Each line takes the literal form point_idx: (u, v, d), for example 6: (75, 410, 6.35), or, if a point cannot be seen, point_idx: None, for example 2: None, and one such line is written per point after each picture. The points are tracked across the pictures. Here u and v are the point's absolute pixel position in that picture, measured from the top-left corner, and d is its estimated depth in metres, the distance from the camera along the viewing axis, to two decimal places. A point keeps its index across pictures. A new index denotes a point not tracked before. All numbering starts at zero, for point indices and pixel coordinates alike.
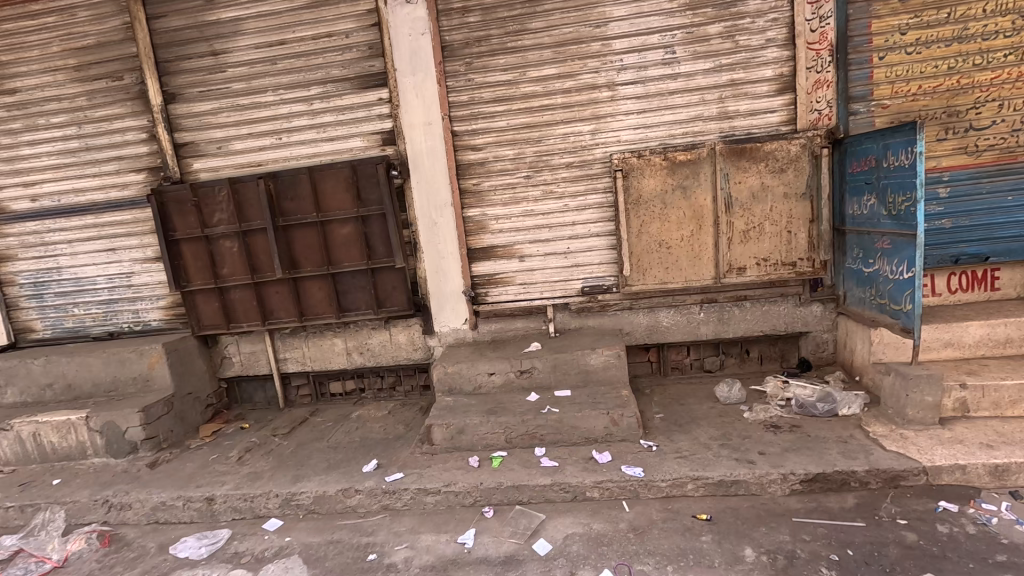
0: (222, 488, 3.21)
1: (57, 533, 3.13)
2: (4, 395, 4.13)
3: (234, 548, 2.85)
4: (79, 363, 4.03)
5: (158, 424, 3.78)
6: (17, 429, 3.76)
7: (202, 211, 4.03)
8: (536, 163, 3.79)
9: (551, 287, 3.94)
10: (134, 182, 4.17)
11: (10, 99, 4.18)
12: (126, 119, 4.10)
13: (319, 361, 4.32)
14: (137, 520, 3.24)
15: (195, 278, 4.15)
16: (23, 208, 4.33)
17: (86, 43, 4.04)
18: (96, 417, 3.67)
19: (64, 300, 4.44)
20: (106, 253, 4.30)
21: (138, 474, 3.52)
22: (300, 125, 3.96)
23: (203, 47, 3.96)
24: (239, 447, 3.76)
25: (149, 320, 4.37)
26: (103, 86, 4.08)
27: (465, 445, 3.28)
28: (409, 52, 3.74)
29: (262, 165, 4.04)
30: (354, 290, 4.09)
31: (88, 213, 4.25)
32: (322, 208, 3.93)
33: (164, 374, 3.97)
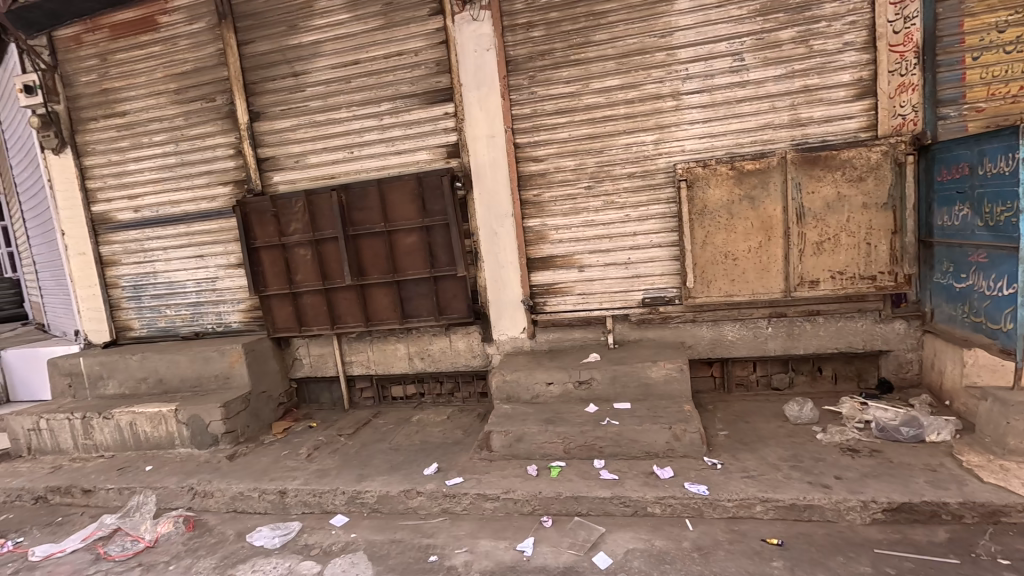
0: (293, 483, 3.39)
1: (149, 516, 3.42)
2: (106, 386, 4.56)
3: (305, 541, 3.00)
4: (169, 360, 4.39)
5: (236, 419, 4.05)
6: (117, 418, 4.14)
7: (280, 220, 4.31)
8: (598, 173, 3.79)
9: (611, 297, 3.91)
10: (221, 194, 4.53)
11: (121, 121, 4.67)
12: (216, 136, 4.47)
13: (383, 365, 4.49)
14: (217, 508, 3.47)
15: (272, 283, 4.44)
16: (127, 218, 4.80)
17: (185, 69, 4.45)
18: (184, 411, 3.98)
19: (158, 302, 4.86)
20: (195, 260, 4.68)
21: (218, 465, 3.78)
22: (370, 139, 4.17)
23: (285, 69, 4.26)
24: (308, 445, 3.96)
25: (230, 321, 4.71)
26: (197, 107, 4.47)
27: (523, 453, 3.30)
28: (475, 68, 3.87)
29: (335, 178, 4.28)
30: (417, 297, 4.22)
31: (181, 222, 4.65)
32: (389, 218, 4.11)
33: (243, 373, 4.26)
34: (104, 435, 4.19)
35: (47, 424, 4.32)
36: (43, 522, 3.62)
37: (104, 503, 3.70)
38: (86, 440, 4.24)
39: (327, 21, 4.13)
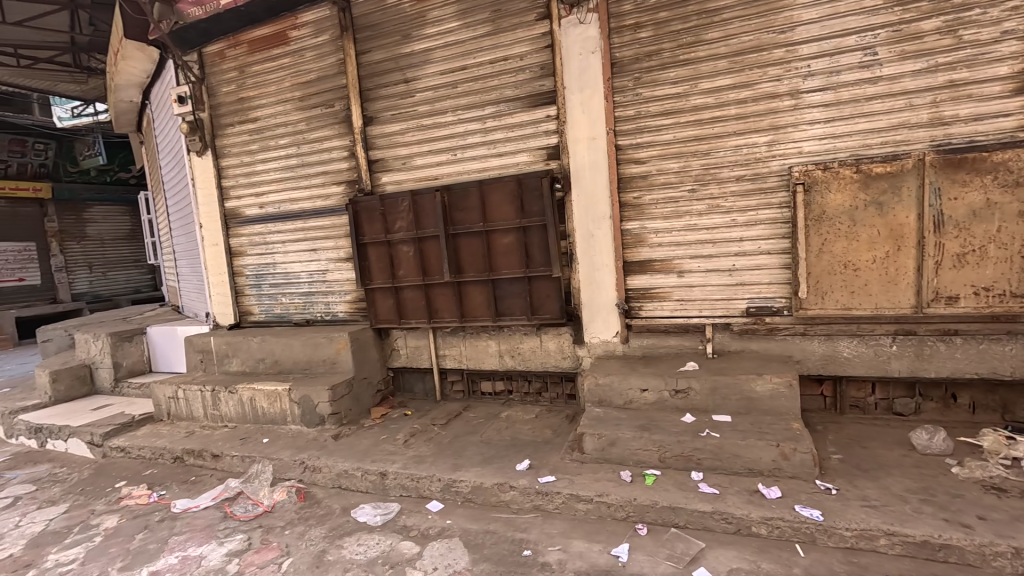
0: (393, 465, 3.58)
1: (267, 483, 3.77)
2: (230, 364, 5.08)
3: (403, 521, 3.17)
4: (284, 344, 4.81)
5: (341, 401, 4.37)
6: (240, 393, 4.60)
7: (387, 218, 4.58)
8: (703, 176, 3.66)
9: (712, 305, 3.76)
10: (335, 193, 4.90)
11: (253, 126, 5.19)
12: (333, 140, 4.84)
13: (474, 360, 4.63)
14: (324, 482, 3.75)
15: (377, 277, 4.73)
16: (254, 213, 5.32)
17: (309, 78, 4.86)
18: (297, 391, 4.35)
19: (275, 290, 5.34)
20: (309, 253, 5.10)
21: (325, 443, 4.08)
22: (473, 141, 4.32)
23: (397, 76, 4.53)
24: (404, 431, 4.17)
25: (337, 311, 5.08)
26: (318, 113, 4.86)
27: (616, 458, 3.25)
28: (579, 71, 3.89)
29: (439, 179, 4.48)
30: (511, 295, 4.30)
31: (299, 218, 5.09)
32: (488, 219, 4.23)
33: (347, 359, 4.57)
34: (228, 408, 4.68)
35: (184, 393, 4.89)
36: (180, 479, 4.11)
37: (229, 468, 4.13)
38: (214, 410, 4.75)
39: (438, 29, 4.34)
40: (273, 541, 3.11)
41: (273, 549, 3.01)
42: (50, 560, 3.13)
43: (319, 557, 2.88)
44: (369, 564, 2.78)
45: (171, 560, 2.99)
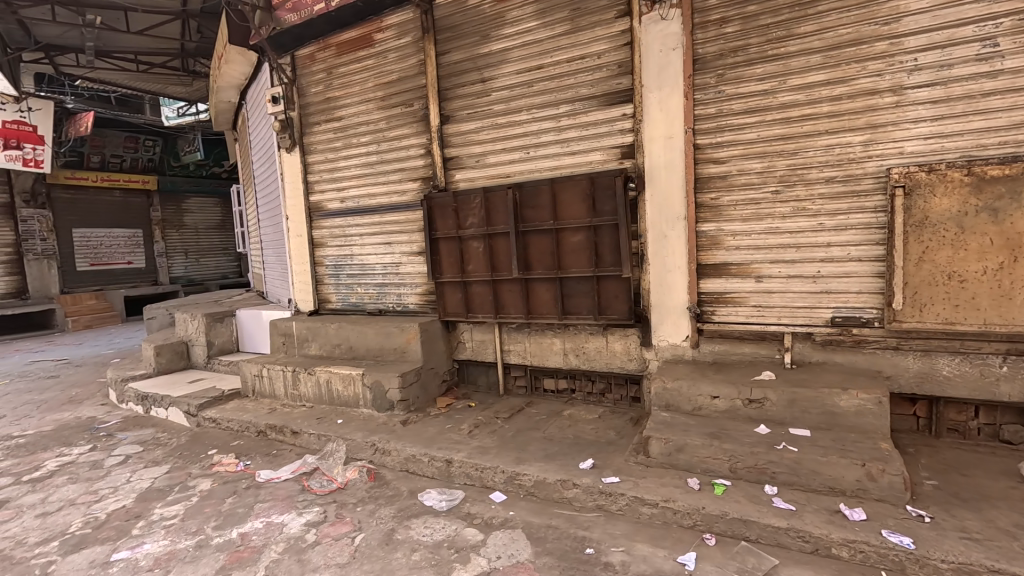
0: (458, 454, 3.69)
1: (340, 461, 4.00)
2: (309, 347, 5.41)
3: (468, 509, 3.26)
4: (358, 331, 5.07)
5: (409, 389, 4.56)
6: (318, 375, 4.90)
7: (459, 214, 4.71)
8: (789, 177, 3.49)
9: (792, 313, 3.58)
10: (410, 189, 5.10)
11: (337, 125, 5.49)
12: (411, 138, 5.04)
13: (539, 357, 4.67)
14: (392, 465, 3.92)
15: (447, 271, 4.87)
16: (335, 207, 5.64)
17: (391, 78, 5.08)
18: (369, 376, 4.58)
19: (352, 280, 5.63)
20: (384, 246, 5.33)
21: (394, 427, 4.27)
22: (546, 140, 4.36)
23: (474, 76, 4.64)
24: (469, 422, 4.28)
25: (408, 303, 5.28)
26: (398, 112, 5.07)
27: (683, 465, 3.18)
28: (658, 68, 3.81)
29: (511, 177, 4.55)
30: (578, 294, 4.30)
31: (376, 213, 5.34)
32: (559, 217, 4.25)
33: (417, 349, 4.76)
34: (307, 388, 5.00)
35: (268, 372, 5.27)
36: (263, 452, 4.44)
37: (306, 445, 4.41)
38: (294, 389, 5.09)
39: (517, 29, 4.40)
40: (346, 516, 3.29)
41: (346, 524, 3.19)
42: (156, 513, 3.48)
43: (389, 535, 3.03)
44: (435, 546, 2.89)
45: (257, 524, 3.25)
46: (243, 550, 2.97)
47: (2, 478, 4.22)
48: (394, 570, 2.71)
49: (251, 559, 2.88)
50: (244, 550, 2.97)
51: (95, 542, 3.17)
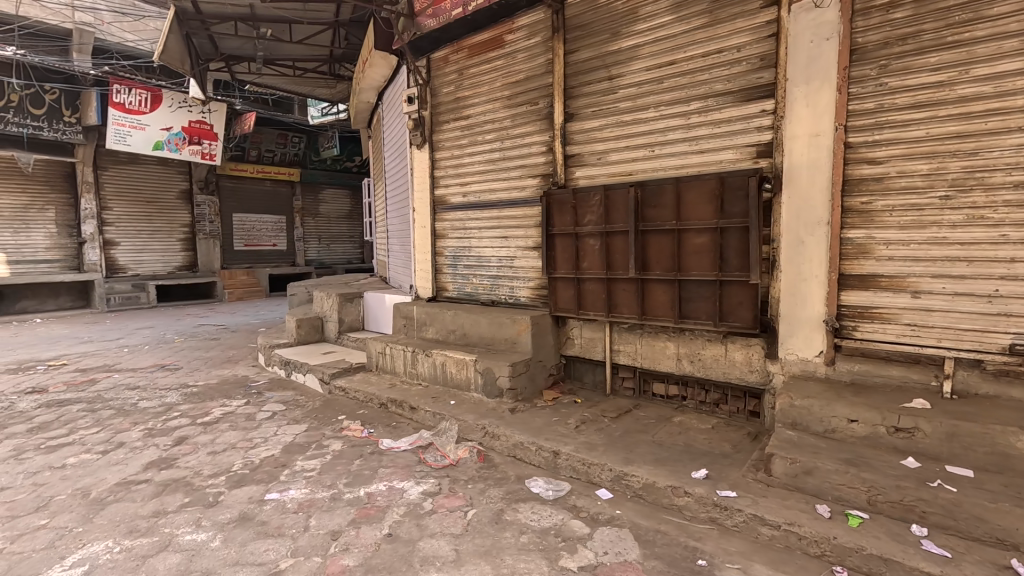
0: (566, 447, 3.75)
1: (452, 439, 4.25)
2: (427, 331, 5.79)
3: (574, 501, 3.31)
4: (472, 319, 5.32)
5: (519, 378, 4.71)
6: (434, 357, 5.23)
7: (577, 211, 4.75)
8: (963, 180, 3.07)
9: (956, 335, 3.15)
10: (530, 185, 5.24)
11: (465, 123, 5.79)
12: (534, 135, 5.16)
13: (650, 360, 4.58)
14: (500, 449, 4.08)
15: (561, 267, 4.94)
16: (458, 201, 5.96)
17: (519, 77, 5.25)
18: (482, 362, 4.80)
19: (469, 270, 5.92)
20: (501, 239, 5.54)
21: (503, 414, 4.44)
22: (673, 138, 4.24)
23: (602, 73, 4.63)
24: (575, 417, 4.32)
25: (520, 296, 5.44)
26: (524, 110, 5.22)
27: (811, 489, 2.94)
28: (807, 60, 3.52)
29: (633, 175, 4.50)
30: (698, 298, 4.13)
31: (495, 207, 5.55)
32: (682, 217, 4.11)
33: (527, 341, 4.89)
34: (423, 368, 5.36)
35: (390, 350, 5.74)
36: (385, 422, 4.85)
37: (422, 421, 4.74)
38: (412, 368, 5.48)
39: (649, 24, 4.33)
40: (459, 491, 3.50)
41: (459, 498, 3.39)
42: (297, 465, 3.97)
43: (498, 515, 3.17)
44: (543, 532, 2.97)
45: (381, 487, 3.57)
46: (370, 508, 3.28)
47: (182, 419, 5.06)
48: (504, 547, 2.83)
49: (377, 517, 3.17)
50: (371, 508, 3.28)
51: (252, 481, 3.69)
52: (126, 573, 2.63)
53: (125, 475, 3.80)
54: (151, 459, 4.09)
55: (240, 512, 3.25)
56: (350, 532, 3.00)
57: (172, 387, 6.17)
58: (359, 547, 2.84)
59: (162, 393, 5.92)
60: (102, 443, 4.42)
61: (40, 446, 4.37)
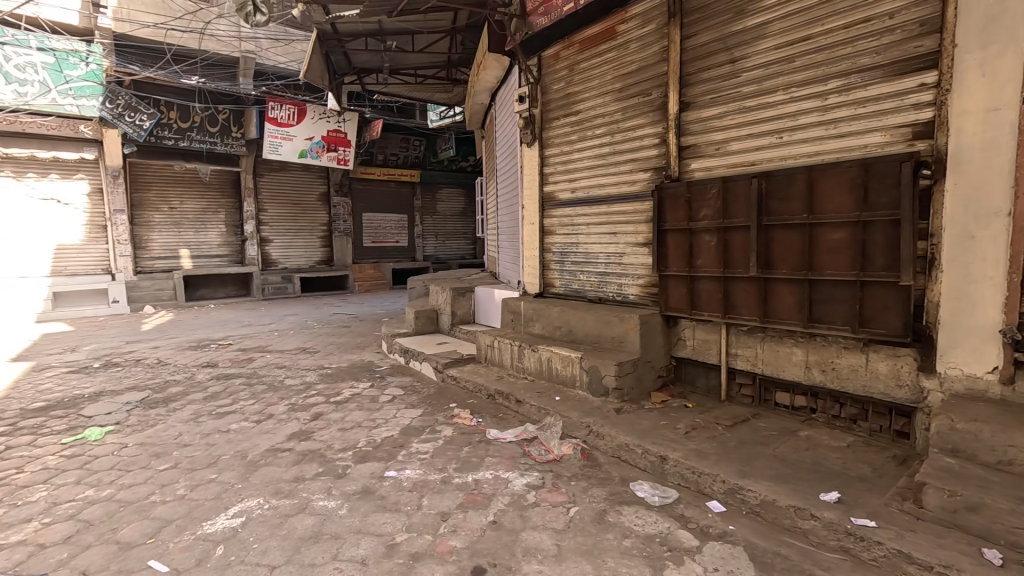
0: (674, 453, 3.58)
1: (557, 435, 4.27)
2: (533, 326, 5.87)
3: (681, 511, 3.16)
4: (578, 316, 5.29)
5: (625, 378, 4.59)
6: (540, 353, 5.30)
7: (692, 205, 4.49)
8: None
9: None
10: (641, 179, 5.06)
11: (574, 118, 5.75)
12: (646, 128, 4.97)
13: (773, 366, 4.19)
14: (605, 449, 4.02)
15: (673, 264, 4.71)
16: (566, 197, 5.96)
17: (631, 68, 5.08)
18: (588, 360, 4.76)
19: (576, 267, 5.89)
20: (610, 236, 5.43)
21: (608, 413, 4.37)
22: (806, 122, 3.83)
23: (723, 57, 4.32)
24: (685, 423, 4.11)
25: (628, 293, 5.29)
26: (636, 102, 5.05)
27: (976, 530, 2.50)
28: (984, 20, 2.96)
29: (757, 165, 4.15)
30: (833, 300, 3.70)
31: (604, 203, 5.46)
32: (815, 210, 3.69)
33: (635, 340, 4.75)
34: (530, 362, 5.45)
35: (498, 344, 5.92)
36: (492, 413, 5.03)
37: (527, 414, 4.84)
38: (518, 362, 5.61)
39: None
40: (561, 487, 3.52)
41: (561, 494, 3.41)
42: (413, 446, 4.28)
43: (601, 515, 3.13)
44: (647, 539, 2.88)
45: (487, 475, 3.71)
46: (477, 494, 3.43)
47: (318, 397, 5.71)
48: (606, 549, 2.79)
49: (483, 503, 3.31)
50: (477, 494, 3.42)
51: (375, 458, 4.05)
52: (272, 528, 3.04)
53: (274, 442, 4.39)
54: (294, 431, 4.67)
55: (363, 485, 3.59)
56: (458, 515, 3.16)
57: (311, 368, 6.99)
58: (466, 531, 2.99)
59: (303, 373, 6.74)
60: (257, 414, 5.15)
61: (213, 411, 5.22)
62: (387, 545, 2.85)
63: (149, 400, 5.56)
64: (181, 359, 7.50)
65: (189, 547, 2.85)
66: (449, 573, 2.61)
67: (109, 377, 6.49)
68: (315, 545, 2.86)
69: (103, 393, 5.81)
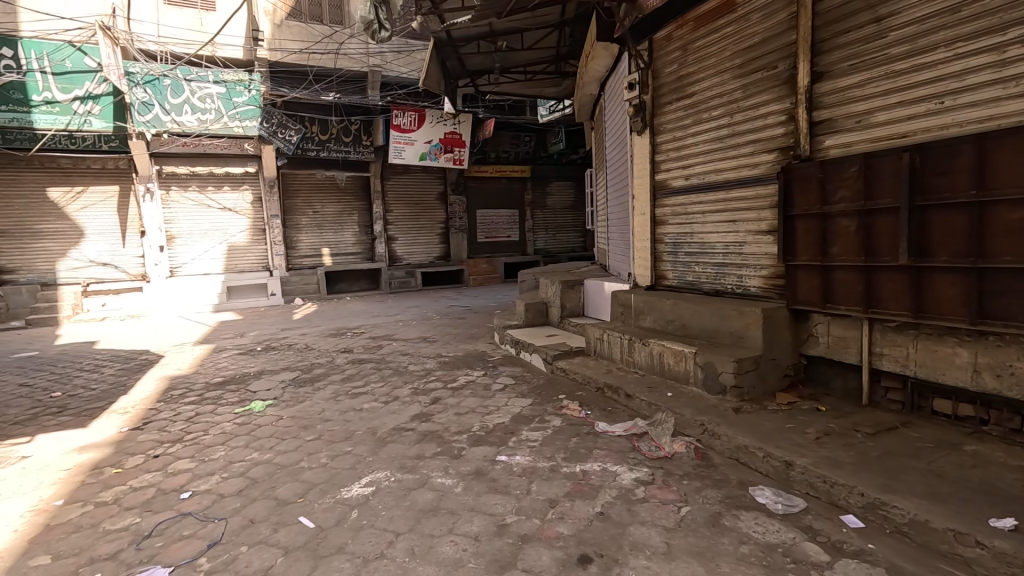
0: (801, 459, 3.28)
1: (668, 431, 4.12)
2: (644, 320, 5.70)
3: (809, 522, 2.89)
4: (693, 310, 5.04)
5: (745, 377, 4.29)
6: (651, 347, 5.14)
7: (826, 186, 4.04)
8: None
9: None
10: (765, 161, 4.66)
11: (688, 101, 5.45)
12: (770, 104, 4.56)
13: (929, 369, 3.63)
14: (721, 450, 3.80)
15: (803, 253, 4.28)
16: (680, 184, 5.67)
17: (753, 42, 4.69)
18: (703, 355, 4.52)
19: (691, 258, 5.60)
20: (728, 224, 5.08)
21: (725, 413, 4.11)
22: (976, 82, 3.27)
23: (866, 16, 3.81)
24: (815, 427, 3.73)
25: (750, 285, 4.91)
26: (759, 77, 4.65)
27: None
28: None
29: (908, 137, 3.62)
30: (1010, 291, 3.12)
31: (722, 189, 5.12)
32: (988, 185, 3.13)
33: (757, 335, 4.40)
34: (640, 356, 5.32)
35: (607, 337, 5.86)
36: (601, 406, 5.00)
37: (637, 409, 4.73)
38: (628, 356, 5.49)
39: None
40: (672, 485, 3.40)
41: (672, 492, 3.31)
42: (523, 434, 4.42)
43: (715, 518, 2.98)
44: (768, 547, 2.68)
45: (595, 466, 3.72)
46: (584, 484, 3.46)
47: (437, 382, 6.15)
48: (720, 553, 2.66)
49: (590, 493, 3.33)
50: (585, 484, 3.45)
51: (487, 442, 4.26)
52: (397, 498, 3.36)
53: (398, 422, 4.82)
54: (415, 412, 5.09)
55: (477, 467, 3.80)
56: (565, 503, 3.22)
57: (430, 356, 7.52)
58: (573, 519, 3.03)
59: (424, 360, 7.27)
60: (385, 395, 5.69)
61: (349, 391, 5.88)
62: (498, 525, 3.00)
63: (299, 380, 6.43)
64: (323, 345, 8.52)
65: (331, 509, 3.26)
66: (556, 558, 2.68)
67: (269, 359, 7.59)
68: (433, 518, 3.10)
69: (264, 372, 6.82)
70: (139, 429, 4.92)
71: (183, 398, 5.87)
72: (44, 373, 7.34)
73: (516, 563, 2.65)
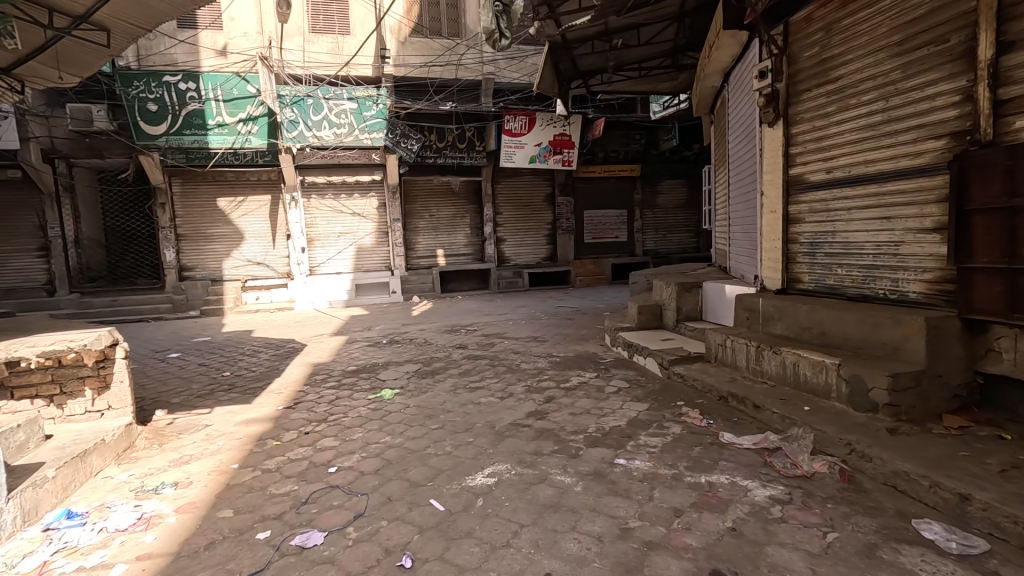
0: (982, 492, 2.82)
1: (806, 449, 3.77)
2: (774, 326, 5.28)
3: (994, 568, 2.48)
4: (836, 317, 4.55)
5: (903, 394, 3.79)
6: (784, 355, 4.73)
7: (1015, 175, 3.43)
8: None
9: None
10: (931, 149, 4.08)
11: (832, 87, 4.93)
12: (940, 84, 3.98)
13: None
14: (873, 474, 3.39)
15: (981, 253, 3.67)
16: (819, 178, 5.15)
17: (917, 14, 4.14)
18: (848, 367, 4.06)
19: (832, 259, 5.07)
20: (881, 221, 4.53)
21: (877, 433, 3.65)
22: None
23: None
24: (999, 457, 3.19)
25: (907, 290, 4.34)
26: (924, 54, 4.09)
27: None
28: None
29: None
30: None
31: (873, 182, 4.57)
32: None
33: (919, 348, 3.87)
34: (770, 365, 4.92)
35: (731, 343, 5.50)
36: (725, 416, 4.72)
37: (768, 421, 4.39)
38: (756, 365, 5.11)
39: None
40: (814, 507, 3.12)
41: (815, 515, 3.02)
42: (642, 439, 4.32)
43: (870, 548, 2.68)
44: None
45: (723, 479, 3.52)
46: (711, 496, 3.30)
47: (550, 381, 6.23)
48: None
49: (719, 506, 3.17)
50: (712, 496, 3.29)
51: (604, 444, 4.23)
52: (519, 491, 3.47)
53: (515, 418, 4.96)
54: (531, 409, 5.20)
55: (595, 468, 3.79)
56: (692, 514, 3.09)
57: (542, 355, 7.63)
58: (702, 531, 2.91)
59: (536, 359, 7.40)
60: (500, 391, 5.89)
61: (467, 385, 6.18)
62: (621, 528, 2.97)
63: (421, 372, 6.89)
64: (440, 340, 9.03)
65: (458, 494, 3.46)
66: (685, 569, 2.59)
67: (394, 351, 8.23)
68: (555, 514, 3.15)
69: (390, 363, 7.41)
70: (291, 407, 5.61)
71: (325, 382, 6.58)
72: (216, 355, 8.65)
73: (644, 568, 2.61)
